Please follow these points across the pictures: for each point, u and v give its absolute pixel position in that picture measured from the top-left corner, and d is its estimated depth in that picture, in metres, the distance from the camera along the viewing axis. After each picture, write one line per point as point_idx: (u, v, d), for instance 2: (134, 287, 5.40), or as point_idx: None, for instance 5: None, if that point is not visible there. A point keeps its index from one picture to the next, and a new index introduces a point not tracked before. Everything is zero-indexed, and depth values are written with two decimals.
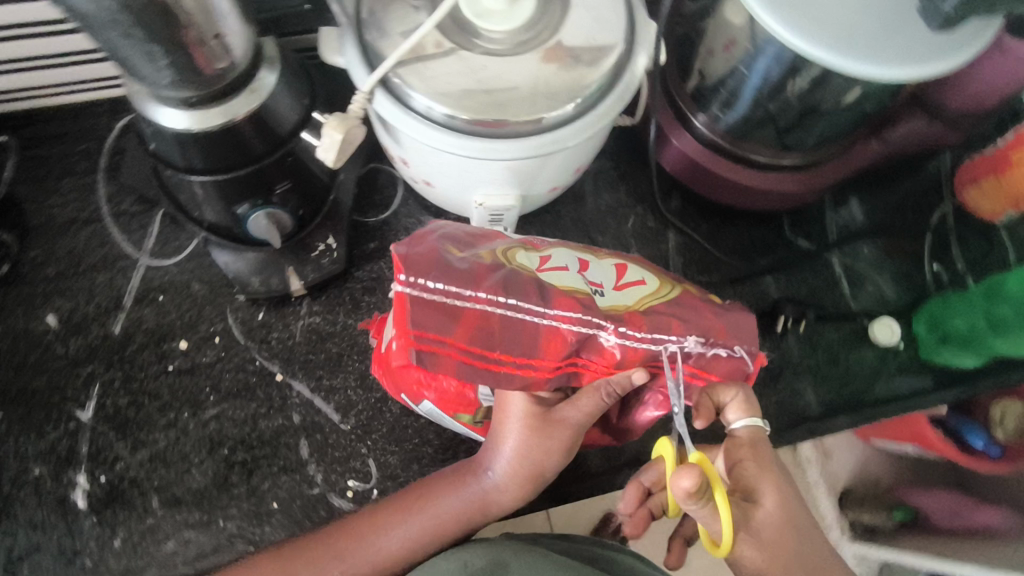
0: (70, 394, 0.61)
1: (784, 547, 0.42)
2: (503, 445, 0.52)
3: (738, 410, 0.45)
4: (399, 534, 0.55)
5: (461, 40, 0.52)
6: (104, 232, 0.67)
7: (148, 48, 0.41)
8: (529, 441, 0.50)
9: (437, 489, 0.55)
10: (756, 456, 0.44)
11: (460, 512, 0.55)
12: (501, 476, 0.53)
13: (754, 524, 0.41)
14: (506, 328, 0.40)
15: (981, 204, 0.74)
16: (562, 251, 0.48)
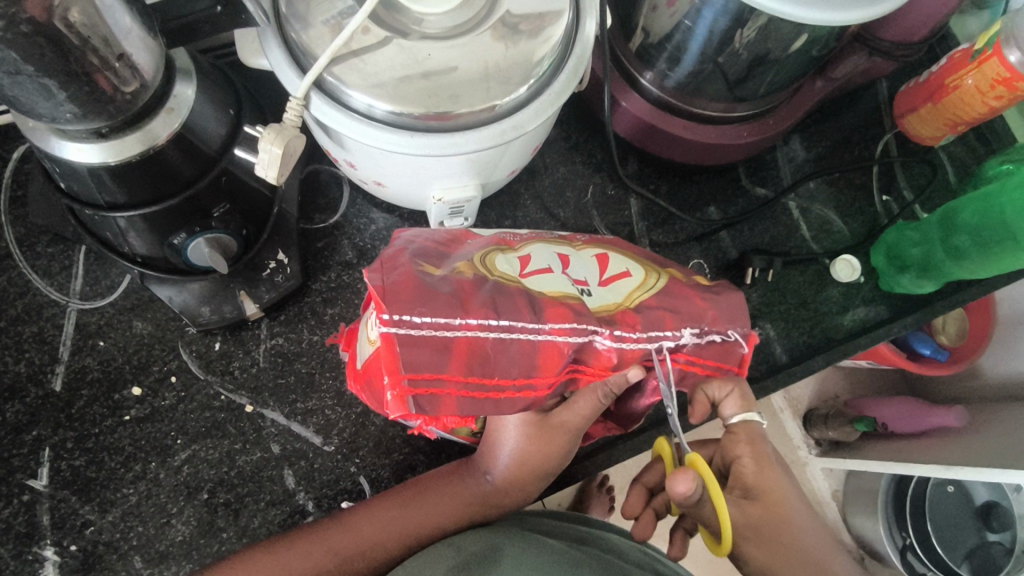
0: (17, 464, 0.55)
1: (780, 533, 0.47)
2: (503, 451, 0.53)
3: (735, 404, 0.49)
4: (389, 529, 0.53)
5: (396, 27, 0.47)
6: (20, 279, 0.60)
7: (42, 80, 0.36)
8: (528, 446, 0.52)
9: (433, 484, 0.55)
10: (753, 453, 0.49)
11: (455, 508, 0.54)
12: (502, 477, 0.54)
13: (753, 520, 0.46)
14: (499, 352, 0.41)
15: (921, 130, 0.78)
16: (540, 248, 0.50)
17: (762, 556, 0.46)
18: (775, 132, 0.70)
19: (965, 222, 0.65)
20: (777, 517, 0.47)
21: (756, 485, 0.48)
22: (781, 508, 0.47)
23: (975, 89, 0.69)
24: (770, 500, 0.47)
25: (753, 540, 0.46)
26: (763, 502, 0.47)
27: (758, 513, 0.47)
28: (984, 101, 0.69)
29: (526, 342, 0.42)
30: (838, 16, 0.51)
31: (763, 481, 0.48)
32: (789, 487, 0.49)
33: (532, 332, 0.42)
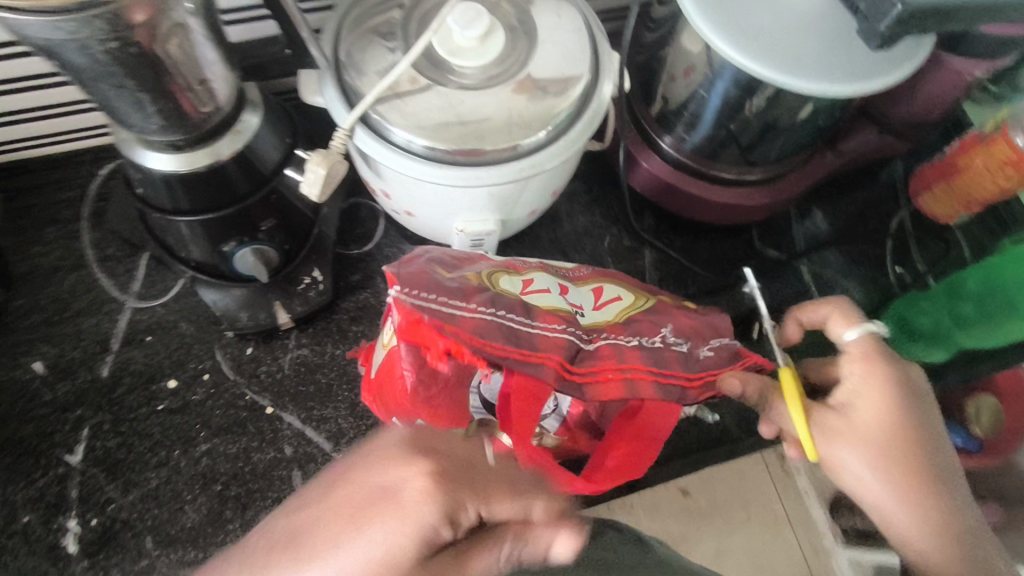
0: (58, 439, 0.61)
1: (892, 451, 0.44)
2: (396, 489, 0.33)
3: (840, 321, 0.48)
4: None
5: (435, 77, 0.54)
6: (90, 278, 0.67)
7: (139, 95, 0.43)
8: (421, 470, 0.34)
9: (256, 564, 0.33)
10: (866, 365, 0.45)
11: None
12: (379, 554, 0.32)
13: (849, 428, 0.44)
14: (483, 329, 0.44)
15: (936, 206, 0.78)
16: (542, 276, 0.54)
17: (876, 466, 0.43)
18: (787, 196, 0.74)
19: (971, 290, 0.66)
20: (898, 433, 0.44)
21: (872, 417, 0.44)
22: (908, 450, 0.44)
23: (985, 168, 0.69)
24: (894, 435, 0.44)
25: (874, 472, 0.43)
26: (883, 416, 0.44)
27: (870, 423, 0.44)
28: (996, 181, 0.68)
29: (503, 320, 0.45)
30: (834, 88, 0.55)
31: (885, 416, 0.44)
32: (925, 416, 0.45)
33: (512, 309, 0.47)
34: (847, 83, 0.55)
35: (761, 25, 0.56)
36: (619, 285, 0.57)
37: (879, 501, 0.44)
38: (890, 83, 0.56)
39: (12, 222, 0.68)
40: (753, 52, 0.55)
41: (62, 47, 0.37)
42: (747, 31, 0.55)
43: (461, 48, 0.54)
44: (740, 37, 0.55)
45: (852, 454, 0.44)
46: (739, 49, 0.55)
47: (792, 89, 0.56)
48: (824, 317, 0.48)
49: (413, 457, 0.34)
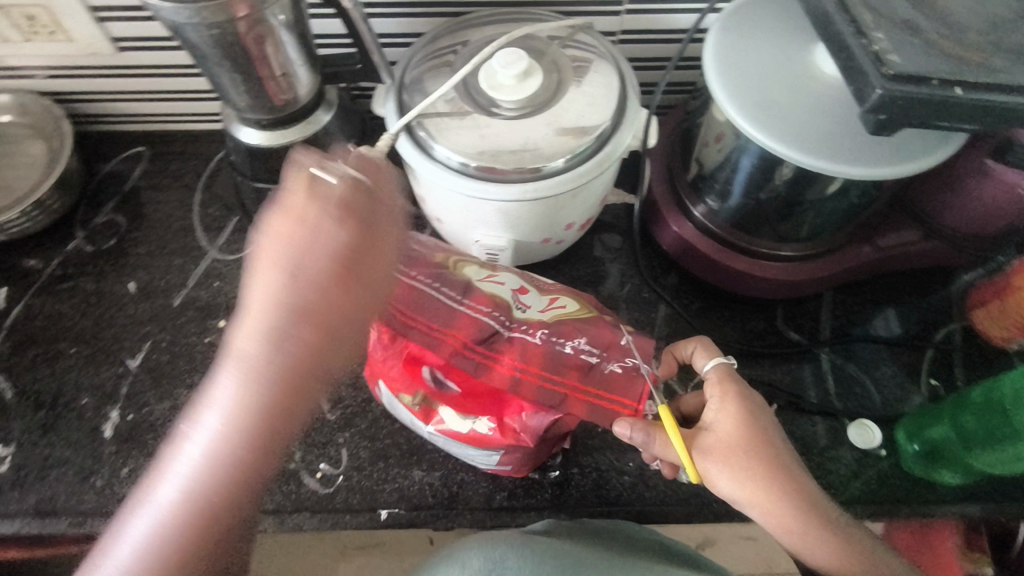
0: (126, 345, 0.75)
1: (743, 457, 0.52)
2: (253, 360, 0.46)
3: (702, 355, 0.59)
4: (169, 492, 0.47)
5: (474, 104, 0.64)
6: (189, 227, 0.83)
7: (233, 74, 0.56)
8: (293, 299, 0.47)
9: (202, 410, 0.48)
10: (723, 390, 0.55)
11: (230, 434, 0.47)
12: (264, 376, 0.46)
13: (709, 445, 0.53)
14: (307, 252, 0.48)
15: (990, 325, 0.75)
16: (513, 277, 0.63)
17: (738, 477, 0.52)
18: (810, 278, 0.74)
19: (975, 399, 0.62)
20: (750, 444, 0.52)
21: (733, 434, 0.53)
22: (770, 459, 0.52)
23: None
24: (757, 447, 0.52)
25: (747, 486, 0.51)
26: (734, 432, 0.53)
27: (727, 437, 0.53)
28: None
29: (309, 243, 0.48)
30: (837, 167, 0.58)
31: (743, 429, 0.53)
32: (773, 432, 0.54)
33: (328, 231, 0.48)
34: (838, 164, 0.58)
35: (776, 101, 0.60)
36: (573, 298, 0.62)
37: (762, 512, 0.52)
38: (880, 174, 0.58)
39: (149, 174, 0.86)
40: (764, 125, 0.59)
41: (183, 26, 0.50)
42: (762, 106, 0.60)
43: (501, 83, 0.63)
44: (754, 110, 0.60)
45: (725, 470, 0.52)
46: (750, 121, 0.59)
47: (788, 160, 0.60)
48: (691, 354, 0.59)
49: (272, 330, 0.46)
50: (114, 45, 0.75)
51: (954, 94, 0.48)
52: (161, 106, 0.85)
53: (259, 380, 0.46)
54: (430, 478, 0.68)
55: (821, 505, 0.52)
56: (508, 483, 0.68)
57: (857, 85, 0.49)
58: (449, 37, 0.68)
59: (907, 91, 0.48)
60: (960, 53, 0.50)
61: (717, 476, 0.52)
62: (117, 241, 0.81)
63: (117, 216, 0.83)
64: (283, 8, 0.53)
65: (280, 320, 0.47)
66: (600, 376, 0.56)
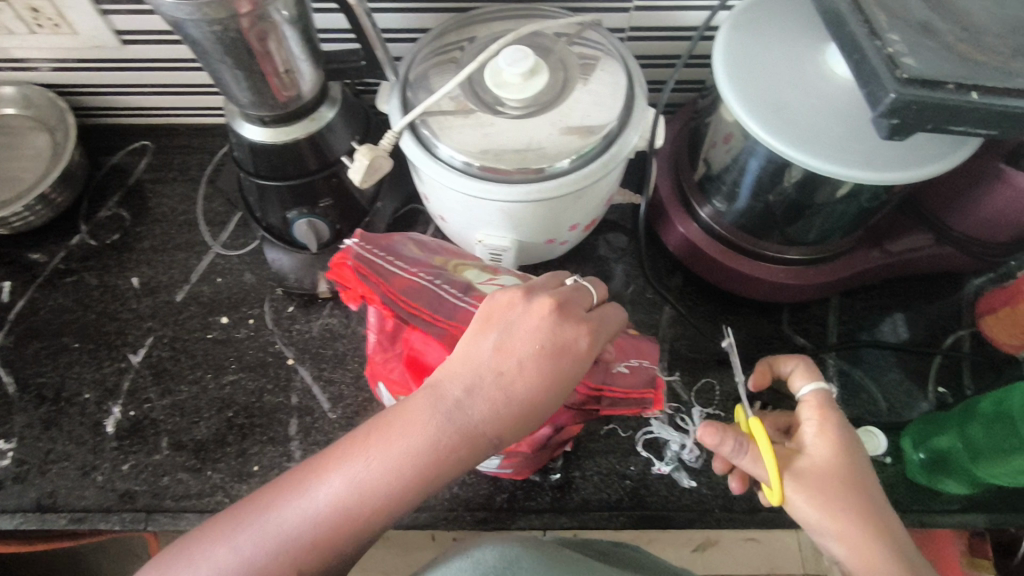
0: (129, 341, 0.74)
1: (833, 489, 0.50)
2: (450, 420, 0.46)
3: (802, 377, 0.58)
4: (296, 540, 0.44)
5: (479, 103, 0.63)
6: (193, 222, 0.82)
7: (236, 71, 0.56)
8: (494, 381, 0.47)
9: (325, 456, 0.47)
10: (821, 414, 0.54)
11: (384, 489, 0.45)
12: (437, 440, 0.45)
13: (801, 470, 0.52)
14: (518, 339, 0.48)
15: (1001, 334, 0.74)
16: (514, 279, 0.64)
17: (827, 510, 0.50)
18: (817, 282, 0.73)
19: (985, 411, 0.61)
20: (845, 478, 0.51)
21: (824, 460, 0.52)
22: (862, 498, 0.50)
23: None
24: (850, 482, 0.51)
25: (832, 516, 0.50)
26: (829, 466, 0.51)
27: (820, 467, 0.51)
28: None
29: (521, 331, 0.49)
30: (845, 171, 0.57)
31: (837, 460, 0.52)
32: (870, 472, 0.52)
33: (539, 316, 0.49)
34: (845, 167, 0.57)
35: (786, 103, 0.59)
36: None
37: (844, 548, 0.49)
38: (890, 179, 0.57)
39: (153, 168, 0.86)
40: (771, 127, 0.58)
41: (183, 22, 0.50)
42: (770, 108, 0.59)
43: (506, 82, 0.62)
44: (761, 112, 0.59)
45: (812, 499, 0.50)
46: (758, 123, 0.58)
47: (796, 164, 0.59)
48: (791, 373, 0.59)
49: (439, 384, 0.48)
50: (117, 38, 0.74)
51: (971, 99, 0.47)
52: (167, 99, 0.84)
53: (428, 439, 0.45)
54: None
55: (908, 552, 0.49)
56: (509, 485, 0.68)
57: (871, 89, 0.48)
58: (456, 33, 0.67)
59: (921, 96, 0.46)
60: (978, 57, 0.49)
61: (800, 500, 0.51)
62: (121, 235, 0.81)
63: (121, 211, 0.83)
64: (287, 4, 0.53)
65: (463, 377, 0.47)
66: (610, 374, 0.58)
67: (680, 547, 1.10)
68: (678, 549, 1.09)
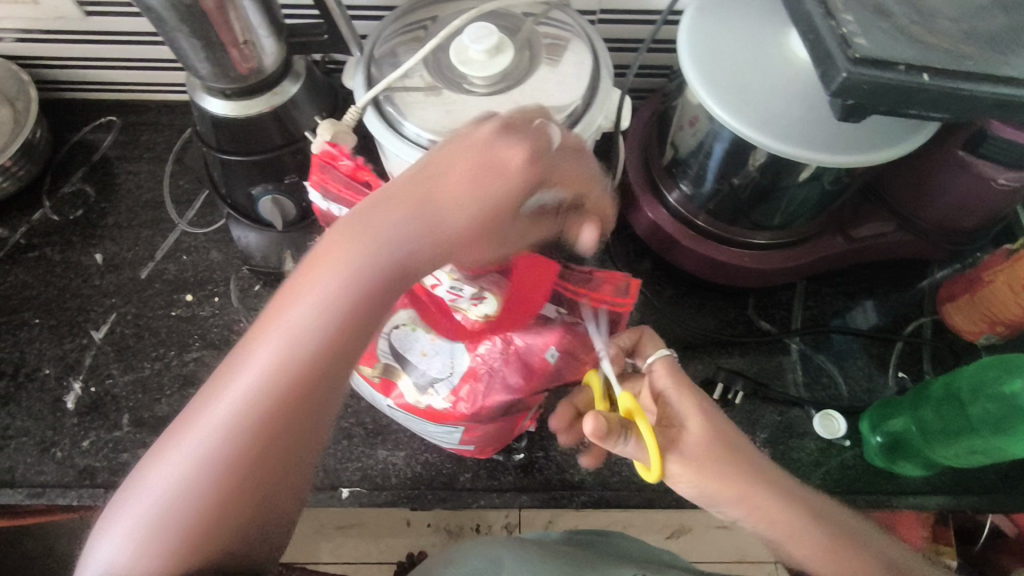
0: (90, 317, 0.74)
1: (713, 461, 0.47)
2: (331, 285, 0.41)
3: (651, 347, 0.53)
4: (210, 458, 0.39)
5: (444, 80, 0.63)
6: (160, 200, 0.81)
7: (193, 40, 0.55)
8: (359, 257, 0.41)
9: (212, 378, 0.41)
10: (677, 385, 0.49)
11: (280, 379, 0.40)
12: (330, 318, 0.41)
13: (679, 447, 0.48)
14: (416, 204, 0.42)
15: (960, 320, 0.75)
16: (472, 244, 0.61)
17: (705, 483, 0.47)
18: (781, 267, 0.74)
19: (934, 394, 0.63)
20: (721, 446, 0.48)
21: (702, 435, 0.48)
22: (738, 460, 0.48)
23: (1008, 291, 0.68)
24: (723, 449, 0.48)
25: (717, 485, 0.47)
26: (700, 434, 0.48)
27: (695, 439, 0.48)
28: (1019, 303, 0.67)
29: (417, 197, 0.42)
30: (803, 153, 0.57)
31: (706, 426, 0.48)
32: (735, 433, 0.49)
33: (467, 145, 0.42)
34: (803, 149, 0.57)
35: (748, 84, 0.60)
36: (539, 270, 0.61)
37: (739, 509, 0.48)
38: (848, 162, 0.58)
39: (119, 145, 0.85)
40: (732, 107, 0.58)
41: None
42: (733, 88, 0.59)
43: (470, 59, 0.61)
44: (724, 93, 0.59)
45: (694, 473, 0.47)
46: (719, 103, 0.59)
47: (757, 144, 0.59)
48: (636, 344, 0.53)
49: (315, 264, 0.41)
50: (80, 8, 0.73)
51: (921, 81, 0.47)
52: (133, 74, 0.83)
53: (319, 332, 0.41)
54: (394, 458, 0.68)
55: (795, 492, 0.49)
56: (472, 464, 0.68)
57: (825, 69, 0.49)
58: (423, 10, 0.67)
59: (873, 75, 0.47)
60: (930, 39, 0.50)
61: (681, 476, 0.48)
62: (85, 211, 0.80)
63: (86, 186, 0.81)
64: None
65: (342, 245, 0.41)
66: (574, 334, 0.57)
67: (652, 532, 1.10)
68: (652, 534, 1.09)
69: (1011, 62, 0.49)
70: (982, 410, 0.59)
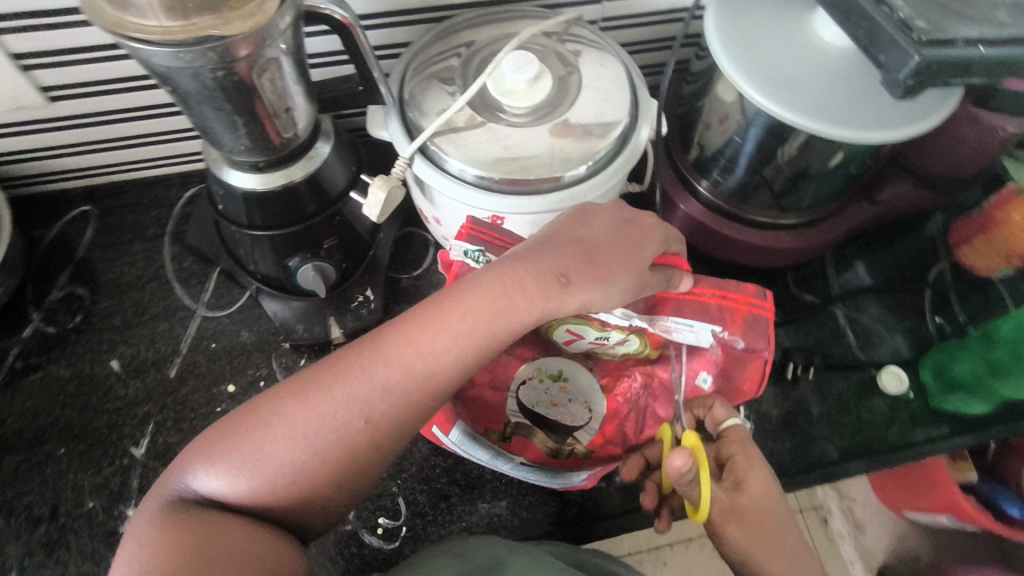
0: (126, 432, 0.66)
1: (762, 525, 0.50)
2: (442, 348, 0.48)
3: (725, 411, 0.56)
4: (297, 455, 0.46)
5: (488, 115, 0.60)
6: (166, 287, 0.74)
7: (231, 117, 0.50)
8: (477, 322, 0.49)
9: (322, 373, 0.48)
10: (745, 453, 0.53)
11: (374, 409, 0.47)
12: (428, 370, 0.48)
13: (736, 504, 0.50)
14: (494, 291, 0.49)
15: (977, 260, 0.80)
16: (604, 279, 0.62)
17: (744, 540, 0.49)
18: (818, 242, 0.77)
19: (1005, 336, 0.67)
20: (763, 514, 0.50)
21: (755, 500, 0.51)
22: (779, 535, 0.50)
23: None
24: (766, 518, 0.50)
25: (753, 544, 0.49)
26: (750, 497, 0.51)
27: (744, 502, 0.50)
28: None
29: (513, 264, 0.50)
30: (858, 134, 0.59)
31: (760, 495, 0.51)
32: (782, 514, 0.51)
33: (595, 236, 0.53)
34: (858, 130, 0.59)
35: (790, 76, 0.61)
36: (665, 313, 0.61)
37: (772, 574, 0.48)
38: (899, 136, 0.59)
39: (103, 235, 0.76)
40: (783, 100, 0.59)
41: (177, 72, 0.43)
42: (777, 81, 0.60)
43: (512, 90, 0.59)
44: (770, 87, 0.60)
45: (735, 530, 0.49)
46: (768, 98, 0.59)
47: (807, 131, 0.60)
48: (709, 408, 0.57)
49: (440, 317, 0.49)
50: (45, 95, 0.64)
51: (981, 53, 0.49)
52: (104, 156, 0.74)
53: (384, 408, 0.47)
54: (498, 509, 0.66)
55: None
56: (577, 497, 0.67)
57: (890, 55, 0.50)
58: (443, 43, 0.64)
59: (940, 55, 0.48)
60: (968, 11, 0.52)
61: (723, 531, 0.50)
62: (84, 316, 0.72)
63: (77, 289, 0.73)
64: (287, 37, 0.46)
65: (465, 314, 0.49)
66: (728, 358, 0.59)
67: None
68: None
69: None
70: None
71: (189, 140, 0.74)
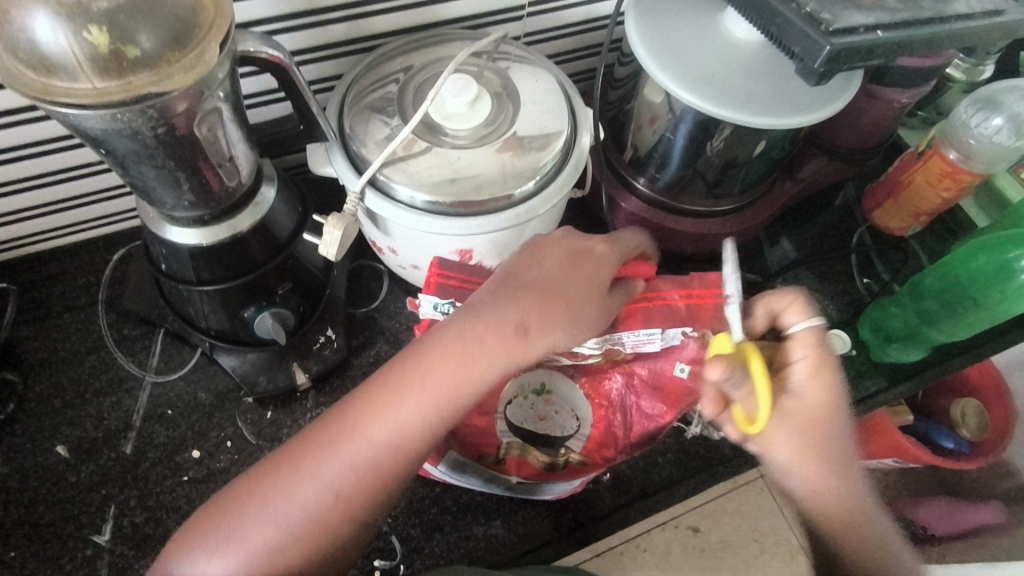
0: (85, 521, 0.61)
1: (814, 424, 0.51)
2: (409, 410, 0.47)
3: (798, 314, 0.53)
4: (270, 542, 0.44)
5: (432, 139, 0.60)
6: (109, 358, 0.69)
7: (170, 175, 0.48)
8: (440, 379, 0.48)
9: (291, 452, 0.46)
10: (813, 356, 0.52)
11: (346, 483, 0.45)
12: (397, 436, 0.46)
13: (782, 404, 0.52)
14: (454, 350, 0.48)
15: (889, 219, 0.86)
16: None
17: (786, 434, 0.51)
18: (752, 223, 0.81)
19: (931, 286, 0.75)
20: (814, 415, 0.51)
21: (811, 401, 0.51)
22: (831, 435, 0.51)
23: (926, 182, 0.78)
24: (822, 418, 0.51)
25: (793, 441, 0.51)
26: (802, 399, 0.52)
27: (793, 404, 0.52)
28: (936, 193, 0.78)
29: (470, 319, 0.50)
30: (782, 121, 0.63)
31: (818, 399, 0.51)
32: (839, 418, 0.52)
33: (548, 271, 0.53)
34: (781, 117, 0.63)
35: (712, 73, 0.64)
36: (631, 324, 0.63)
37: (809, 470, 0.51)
38: (817, 118, 0.64)
39: (27, 312, 0.70)
40: (709, 95, 0.62)
41: (113, 133, 0.41)
42: (702, 78, 0.64)
43: (454, 113, 0.60)
44: (697, 85, 0.63)
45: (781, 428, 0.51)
46: (697, 95, 0.62)
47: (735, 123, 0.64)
48: (781, 305, 0.53)
49: (404, 379, 0.48)
50: None
51: (879, 38, 0.54)
52: (17, 228, 0.68)
53: (354, 482, 0.46)
54: (494, 529, 0.66)
55: (861, 493, 0.52)
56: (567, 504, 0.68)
57: (804, 47, 0.54)
58: (376, 72, 0.63)
59: (846, 43, 0.53)
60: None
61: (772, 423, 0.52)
62: (17, 404, 0.66)
63: (5, 374, 0.67)
64: (224, 85, 0.45)
65: (429, 372, 0.48)
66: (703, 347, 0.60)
67: None
68: None
69: (925, 5, 0.57)
70: (988, 287, 0.68)
71: (113, 199, 0.70)
